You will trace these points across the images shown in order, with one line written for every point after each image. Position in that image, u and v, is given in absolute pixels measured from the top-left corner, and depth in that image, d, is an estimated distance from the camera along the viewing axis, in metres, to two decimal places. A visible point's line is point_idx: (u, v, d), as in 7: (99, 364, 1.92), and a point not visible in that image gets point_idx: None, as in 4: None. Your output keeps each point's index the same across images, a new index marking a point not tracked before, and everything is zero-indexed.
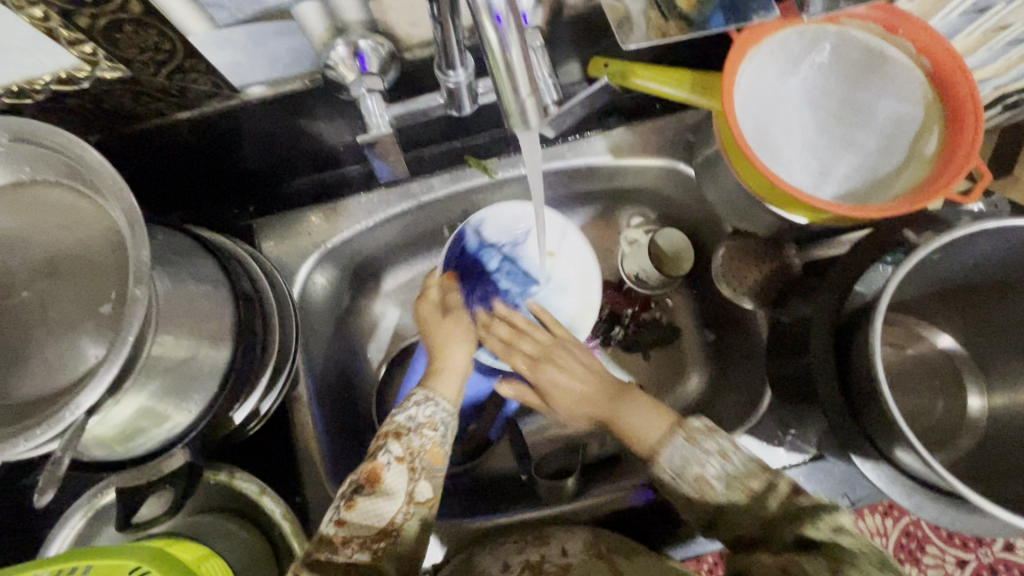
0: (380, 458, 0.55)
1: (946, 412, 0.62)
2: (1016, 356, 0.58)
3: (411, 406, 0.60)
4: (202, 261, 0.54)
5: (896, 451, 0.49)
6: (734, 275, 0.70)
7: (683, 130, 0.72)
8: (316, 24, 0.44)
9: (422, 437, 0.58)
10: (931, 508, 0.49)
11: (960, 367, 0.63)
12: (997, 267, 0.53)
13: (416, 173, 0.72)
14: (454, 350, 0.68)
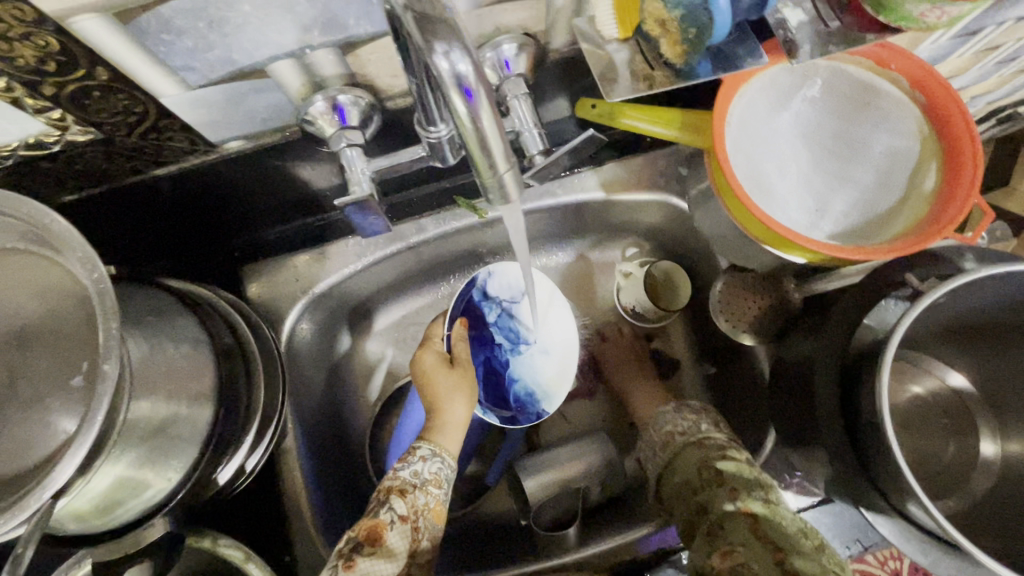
0: (382, 515, 0.53)
1: (956, 455, 0.60)
2: None
3: (416, 460, 0.59)
4: (182, 319, 0.52)
5: (908, 506, 0.47)
6: (733, 310, 0.69)
7: (676, 163, 0.71)
8: (293, 80, 0.43)
9: (426, 495, 0.56)
10: (947, 565, 0.47)
11: (970, 405, 0.61)
12: (1003, 307, 0.52)
13: (404, 214, 0.70)
14: (456, 403, 0.63)
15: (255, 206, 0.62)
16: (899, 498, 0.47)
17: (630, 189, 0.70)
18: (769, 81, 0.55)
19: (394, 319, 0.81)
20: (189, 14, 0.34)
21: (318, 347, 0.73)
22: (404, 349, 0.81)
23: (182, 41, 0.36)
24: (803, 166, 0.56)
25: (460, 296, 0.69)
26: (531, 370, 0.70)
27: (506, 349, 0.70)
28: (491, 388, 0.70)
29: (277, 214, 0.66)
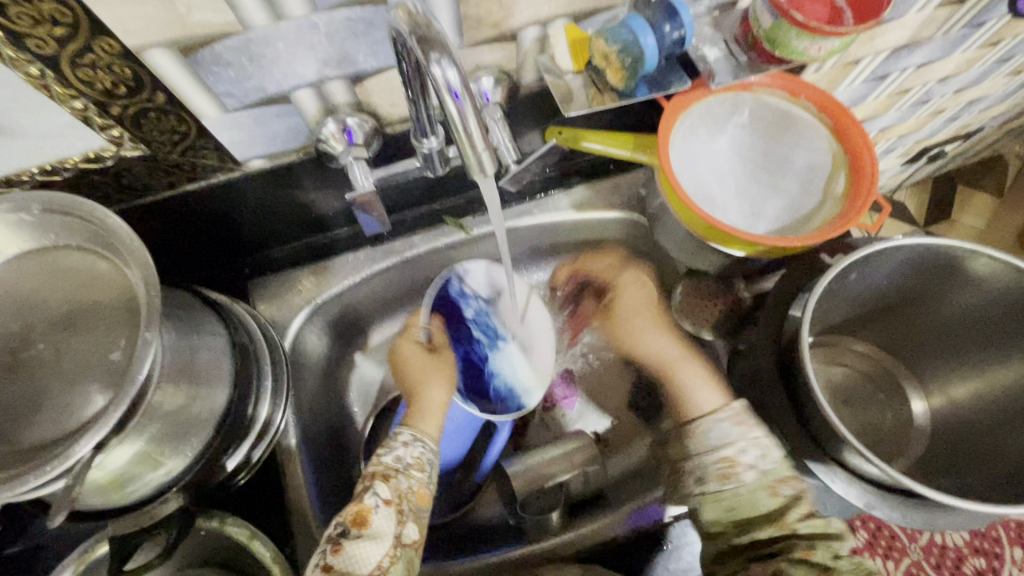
0: (366, 498, 0.55)
1: (894, 419, 0.69)
2: (941, 360, 0.66)
3: (399, 445, 0.61)
4: (203, 315, 0.59)
5: (848, 456, 0.53)
6: (688, 309, 0.77)
7: (636, 187, 0.81)
8: (310, 107, 0.53)
9: (409, 479, 0.58)
10: (885, 508, 0.53)
11: (901, 377, 0.70)
12: (906, 283, 0.62)
13: (399, 233, 0.79)
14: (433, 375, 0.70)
15: (267, 225, 0.70)
16: (840, 451, 0.54)
17: (597, 208, 0.81)
18: (704, 111, 0.66)
19: (388, 334, 0.88)
20: (236, 49, 0.44)
21: (317, 356, 0.79)
22: None
23: (227, 72, 0.46)
24: (737, 179, 0.67)
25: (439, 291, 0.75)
26: (506, 365, 0.75)
27: (484, 345, 0.75)
28: (471, 381, 0.74)
29: (286, 233, 0.74)
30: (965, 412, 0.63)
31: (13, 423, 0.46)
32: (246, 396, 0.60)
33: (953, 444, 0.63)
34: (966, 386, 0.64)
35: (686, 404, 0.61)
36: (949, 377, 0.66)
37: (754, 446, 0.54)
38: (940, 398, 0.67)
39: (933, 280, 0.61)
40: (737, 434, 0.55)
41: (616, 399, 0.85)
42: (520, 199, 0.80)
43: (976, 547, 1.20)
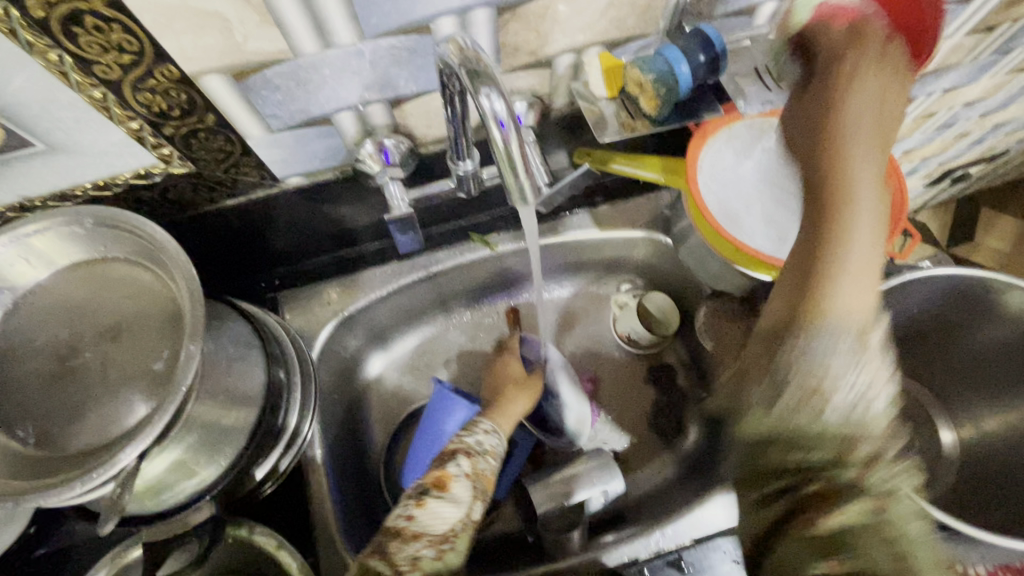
0: (448, 469, 0.61)
1: (922, 449, 0.68)
2: (972, 395, 0.66)
3: (479, 431, 0.68)
4: (238, 326, 0.61)
5: None
6: (713, 329, 0.78)
7: (660, 208, 0.82)
8: (350, 129, 0.54)
9: (485, 461, 0.65)
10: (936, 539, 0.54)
11: (928, 406, 0.70)
12: (926, 317, 0.64)
13: (425, 248, 0.81)
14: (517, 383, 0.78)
15: (299, 239, 0.72)
16: None
17: (621, 228, 0.81)
18: (731, 136, 0.67)
19: (410, 346, 0.89)
20: (285, 75, 0.46)
21: (342, 368, 0.81)
22: (417, 374, 0.89)
23: (275, 95, 0.48)
24: (764, 204, 0.67)
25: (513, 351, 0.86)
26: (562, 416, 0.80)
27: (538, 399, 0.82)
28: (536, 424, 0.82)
29: (317, 247, 0.76)
30: (998, 445, 0.62)
31: (60, 429, 0.47)
32: (277, 407, 0.61)
33: (985, 477, 0.62)
34: (1000, 420, 0.63)
35: (815, 298, 0.47)
36: (980, 411, 0.65)
37: (866, 374, 0.47)
38: (970, 429, 0.66)
39: (964, 315, 0.62)
40: (844, 354, 0.47)
41: (637, 419, 0.85)
42: (546, 218, 0.81)
43: None
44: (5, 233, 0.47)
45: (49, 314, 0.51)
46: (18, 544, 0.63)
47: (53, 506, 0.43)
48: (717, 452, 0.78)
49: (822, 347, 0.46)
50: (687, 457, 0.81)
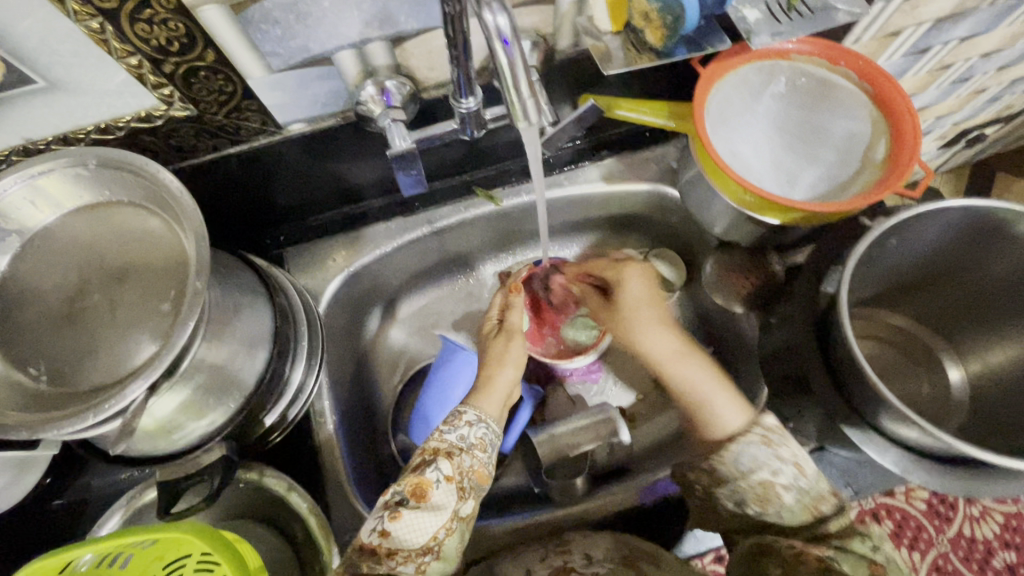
0: (427, 473, 0.54)
1: (930, 390, 0.67)
2: (977, 327, 0.64)
3: (462, 425, 0.61)
4: (246, 275, 0.61)
5: (895, 427, 0.52)
6: (721, 284, 0.77)
7: (666, 161, 0.81)
8: (351, 68, 0.54)
9: (472, 457, 0.58)
10: (951, 481, 0.51)
11: (935, 346, 0.69)
12: (936, 254, 0.61)
13: (429, 204, 0.80)
14: (506, 372, 0.70)
15: (303, 193, 0.72)
16: (874, 413, 0.53)
17: (626, 181, 0.80)
18: (741, 79, 0.65)
19: (416, 306, 0.90)
20: (284, 7, 0.45)
21: (350, 325, 0.81)
22: (425, 333, 0.90)
23: (274, 30, 0.47)
24: (774, 148, 0.66)
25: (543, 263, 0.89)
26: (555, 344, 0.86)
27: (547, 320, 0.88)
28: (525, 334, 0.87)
29: (320, 202, 0.75)
30: (1004, 377, 0.60)
31: (72, 367, 0.48)
32: (284, 355, 0.61)
33: (994, 409, 0.61)
34: (1007, 350, 0.61)
35: (707, 419, 0.61)
36: (987, 344, 0.63)
37: (788, 467, 0.54)
38: (977, 364, 0.64)
39: (972, 244, 0.59)
40: (768, 458, 0.55)
41: (640, 373, 0.88)
42: (551, 171, 0.80)
43: (1006, 540, 1.17)
44: (13, 173, 0.47)
45: (58, 257, 0.51)
46: (36, 493, 0.64)
47: (67, 438, 0.44)
48: None
49: (737, 455, 0.56)
50: None
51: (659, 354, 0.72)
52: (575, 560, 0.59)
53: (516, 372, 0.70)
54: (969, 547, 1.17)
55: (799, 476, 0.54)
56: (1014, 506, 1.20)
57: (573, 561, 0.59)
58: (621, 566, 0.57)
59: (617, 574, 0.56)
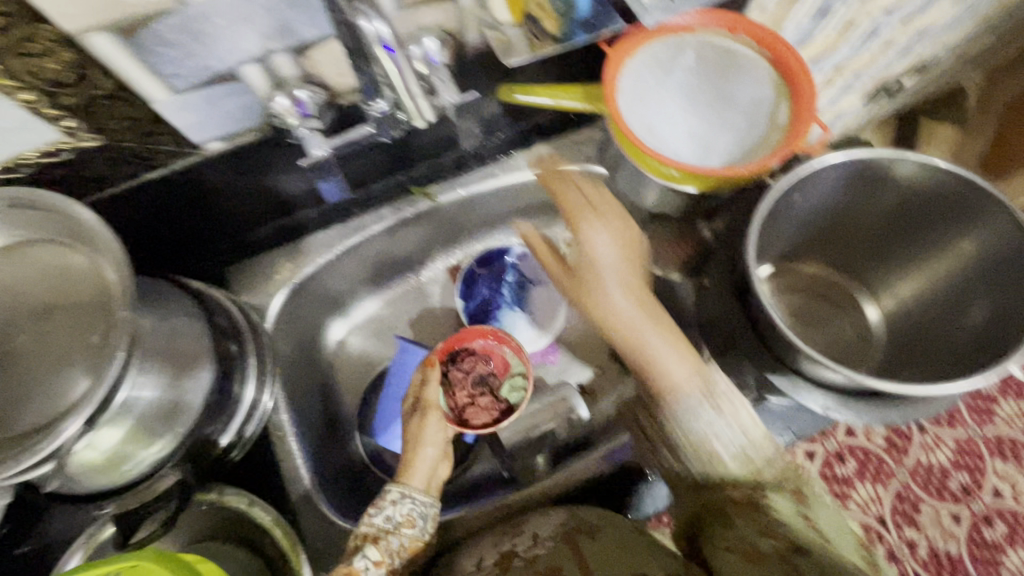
0: (356, 559, 0.57)
1: (853, 332, 0.72)
2: (886, 266, 0.69)
3: (388, 505, 0.62)
4: (181, 298, 0.60)
5: (822, 372, 0.55)
6: (658, 254, 0.79)
7: (595, 141, 0.83)
8: (260, 82, 0.54)
9: (400, 537, 0.60)
10: (871, 412, 0.55)
11: (852, 289, 0.73)
12: (842, 205, 0.65)
13: (367, 206, 0.80)
14: (426, 447, 0.66)
15: (235, 209, 0.71)
16: (793, 357, 0.56)
17: (556, 165, 0.82)
18: (650, 55, 0.68)
19: (370, 310, 0.91)
20: (177, 28, 0.45)
21: (300, 336, 0.82)
22: (382, 336, 0.91)
23: (171, 52, 0.47)
24: (688, 118, 0.68)
25: (498, 250, 0.93)
26: (512, 323, 0.91)
27: (505, 301, 0.92)
28: (481, 315, 0.91)
29: (254, 217, 0.75)
30: (918, 307, 0.67)
31: (4, 412, 0.48)
32: (229, 372, 0.61)
33: (913, 340, 0.67)
34: (915, 282, 0.67)
35: (665, 385, 0.62)
36: (894, 278, 0.69)
37: (733, 429, 0.59)
38: (890, 300, 0.70)
39: (869, 190, 0.63)
40: (721, 422, 0.59)
41: (594, 350, 0.92)
42: (483, 162, 0.83)
43: (958, 462, 1.20)
44: None
45: None
46: None
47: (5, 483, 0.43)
48: None
49: (691, 420, 0.60)
50: None
51: (654, 344, 0.63)
52: (520, 543, 0.62)
53: (440, 450, 0.66)
54: (926, 473, 1.19)
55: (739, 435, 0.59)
56: (963, 430, 1.22)
57: (520, 542, 0.63)
58: (560, 544, 0.60)
59: (557, 553, 0.59)
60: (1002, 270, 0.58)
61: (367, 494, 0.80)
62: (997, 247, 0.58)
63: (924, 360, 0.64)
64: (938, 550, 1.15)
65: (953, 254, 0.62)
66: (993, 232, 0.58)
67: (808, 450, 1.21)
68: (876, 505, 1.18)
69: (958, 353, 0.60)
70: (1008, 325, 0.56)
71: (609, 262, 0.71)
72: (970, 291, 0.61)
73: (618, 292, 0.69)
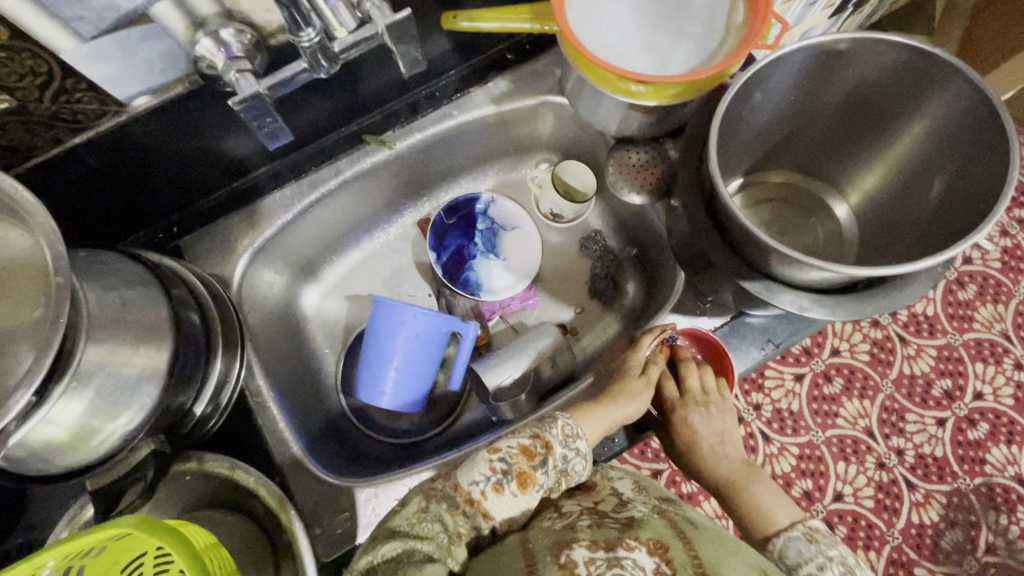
0: (537, 469, 0.52)
1: (826, 233, 0.72)
2: (848, 163, 0.69)
3: (569, 436, 0.57)
4: (129, 267, 0.57)
5: (797, 273, 0.54)
6: (631, 180, 0.76)
7: (551, 69, 0.80)
8: (175, 23, 0.49)
9: (554, 479, 0.55)
10: (850, 306, 0.54)
11: (821, 192, 0.73)
12: (801, 103, 0.63)
13: (322, 161, 0.77)
14: (625, 405, 0.65)
15: (182, 173, 0.68)
16: (764, 261, 0.55)
17: (516, 98, 0.79)
18: None
19: (341, 272, 0.89)
20: None
21: (267, 302, 0.79)
22: (355, 297, 0.89)
23: None
24: (643, 28, 0.65)
25: (466, 198, 0.90)
26: (487, 271, 0.89)
27: (479, 250, 0.90)
28: (454, 266, 0.89)
29: (204, 180, 0.71)
30: (884, 194, 0.67)
31: None
32: (191, 340, 0.59)
33: (882, 230, 0.67)
34: (878, 170, 0.66)
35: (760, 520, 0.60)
36: (859, 171, 0.69)
37: (836, 562, 0.51)
38: (858, 195, 0.70)
39: (824, 84, 0.61)
40: (813, 550, 0.53)
41: (574, 290, 0.91)
42: (437, 103, 0.78)
43: (941, 370, 1.21)
44: None
45: None
46: None
47: None
48: (654, 297, 0.82)
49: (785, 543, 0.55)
50: (631, 309, 0.87)
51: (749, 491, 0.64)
52: (603, 503, 0.55)
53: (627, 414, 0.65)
54: (912, 382, 1.21)
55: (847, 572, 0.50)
56: (944, 338, 1.23)
57: (604, 502, 0.55)
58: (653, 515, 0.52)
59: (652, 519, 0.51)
60: (954, 143, 0.56)
61: (363, 449, 0.82)
62: (947, 119, 0.56)
63: (891, 247, 0.65)
64: (924, 454, 1.18)
65: (911, 133, 0.61)
66: (943, 104, 0.56)
67: (795, 372, 1.21)
68: (863, 418, 1.19)
69: (924, 233, 0.60)
70: (964, 200, 0.56)
71: (718, 407, 0.69)
72: (929, 167, 0.60)
73: (703, 421, 0.68)
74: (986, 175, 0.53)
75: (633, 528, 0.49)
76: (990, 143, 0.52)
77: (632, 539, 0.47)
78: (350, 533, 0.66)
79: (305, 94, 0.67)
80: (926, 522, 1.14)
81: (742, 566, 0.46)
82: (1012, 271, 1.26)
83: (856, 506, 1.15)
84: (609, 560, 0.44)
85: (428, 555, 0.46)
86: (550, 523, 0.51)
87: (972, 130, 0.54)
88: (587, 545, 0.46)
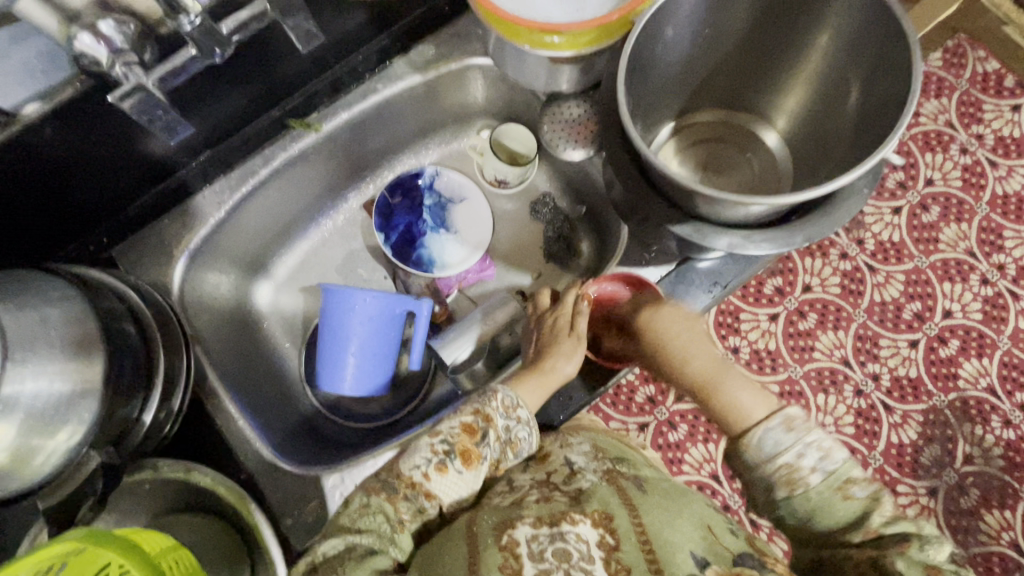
0: (480, 445, 0.55)
1: (761, 165, 0.72)
2: (770, 91, 0.68)
3: (510, 411, 0.57)
4: (52, 281, 0.55)
5: (724, 210, 0.54)
6: (567, 137, 0.74)
7: (474, 28, 0.77)
8: (45, 19, 0.47)
9: (502, 451, 0.57)
10: (783, 234, 0.54)
11: (753, 124, 0.72)
12: (715, 36, 0.62)
13: (248, 152, 0.74)
14: (561, 364, 0.64)
15: (102, 181, 0.65)
16: (690, 202, 0.55)
17: (441, 65, 0.76)
18: None
19: (292, 265, 0.87)
20: None
21: (215, 304, 0.78)
22: (309, 288, 0.88)
23: None
24: None
25: (409, 174, 0.88)
26: (439, 246, 0.88)
27: (429, 226, 0.88)
28: (405, 244, 0.87)
29: (128, 186, 0.69)
30: (808, 114, 0.66)
31: None
32: (126, 350, 0.57)
33: (817, 146, 0.66)
34: (797, 93, 0.66)
35: (732, 412, 0.57)
36: (779, 99, 0.68)
37: (813, 449, 0.51)
38: (784, 120, 0.70)
39: (731, 14, 0.60)
40: (792, 439, 0.52)
41: (530, 256, 0.90)
42: (359, 78, 0.76)
43: (910, 293, 1.23)
44: None
45: None
46: None
47: None
48: (606, 254, 0.82)
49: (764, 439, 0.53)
50: (588, 267, 0.87)
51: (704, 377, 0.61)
52: (557, 473, 0.57)
53: (573, 368, 0.64)
54: (882, 308, 1.22)
55: (824, 457, 0.51)
56: (911, 263, 1.24)
57: (556, 473, 0.57)
58: (603, 482, 0.54)
59: (600, 487, 0.53)
60: (860, 51, 0.56)
61: (336, 439, 0.82)
62: (850, 27, 0.56)
63: (822, 166, 0.65)
64: (899, 377, 1.20)
65: (820, 49, 0.60)
66: (844, 13, 0.55)
67: (769, 312, 1.22)
68: (839, 349, 1.21)
69: (848, 148, 0.60)
70: (875, 108, 0.56)
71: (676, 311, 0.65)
72: (844, 77, 0.60)
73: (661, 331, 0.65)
74: (895, 82, 0.53)
75: (581, 502, 0.51)
76: (895, 43, 0.52)
77: (577, 513, 0.49)
78: (320, 520, 0.66)
79: (214, 82, 0.64)
80: (905, 442, 1.18)
81: (688, 528, 0.48)
82: (974, 188, 1.27)
83: (837, 434, 1.18)
84: (552, 536, 0.47)
85: (370, 547, 0.49)
86: (499, 501, 0.53)
87: (874, 37, 0.54)
88: (532, 522, 0.49)
